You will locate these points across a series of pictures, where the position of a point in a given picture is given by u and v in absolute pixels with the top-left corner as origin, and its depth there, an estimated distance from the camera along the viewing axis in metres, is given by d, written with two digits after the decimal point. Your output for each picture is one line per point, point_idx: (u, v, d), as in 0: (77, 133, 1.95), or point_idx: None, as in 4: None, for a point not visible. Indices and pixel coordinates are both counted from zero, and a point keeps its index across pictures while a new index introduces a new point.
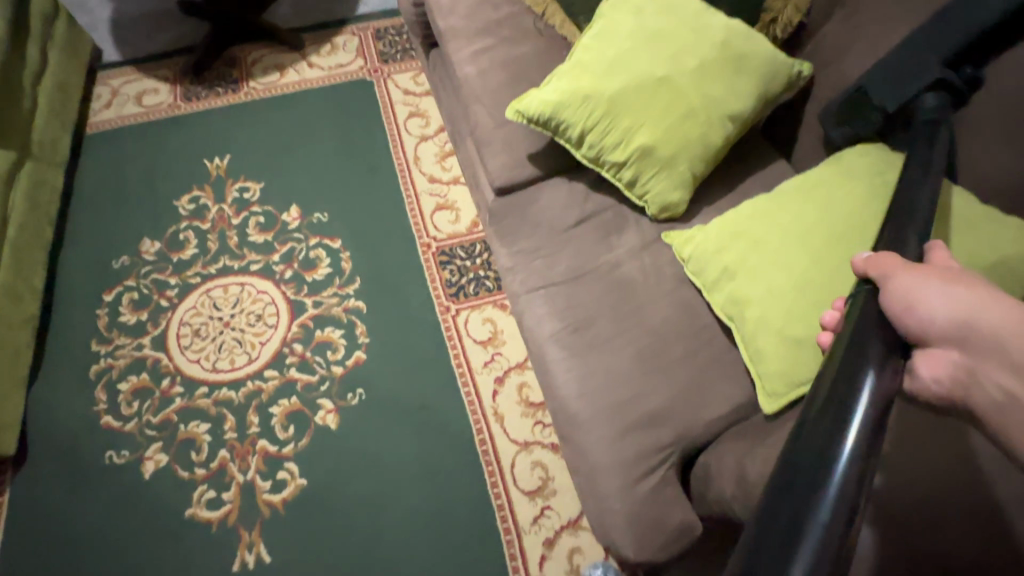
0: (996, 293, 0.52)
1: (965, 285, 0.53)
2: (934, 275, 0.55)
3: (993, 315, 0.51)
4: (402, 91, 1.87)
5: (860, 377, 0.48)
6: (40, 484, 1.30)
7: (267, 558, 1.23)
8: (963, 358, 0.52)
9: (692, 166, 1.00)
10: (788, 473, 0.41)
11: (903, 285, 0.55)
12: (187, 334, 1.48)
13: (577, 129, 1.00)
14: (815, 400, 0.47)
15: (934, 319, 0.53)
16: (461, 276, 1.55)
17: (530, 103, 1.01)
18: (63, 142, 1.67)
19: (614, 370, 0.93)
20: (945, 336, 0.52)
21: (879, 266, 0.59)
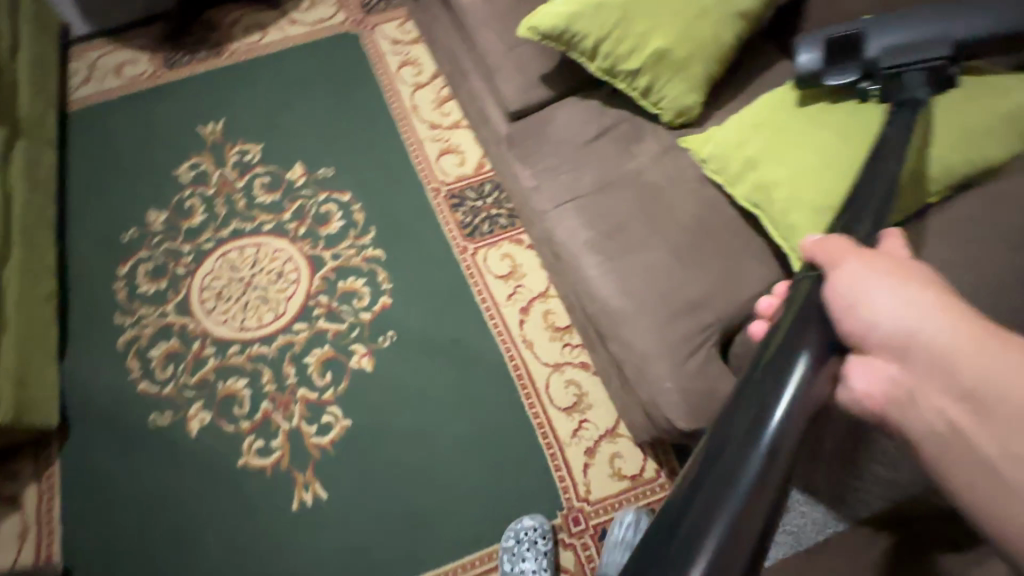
0: (949, 298, 0.46)
1: (915, 283, 0.48)
2: (883, 270, 0.50)
3: (940, 326, 0.45)
4: (390, 41, 1.85)
5: (791, 368, 0.44)
6: (89, 452, 1.32)
7: (324, 494, 1.28)
8: (906, 375, 0.46)
9: (705, 67, 1.03)
10: (705, 462, 0.38)
11: (846, 278, 0.50)
12: (210, 297, 1.48)
13: (592, 40, 1.02)
14: (734, 394, 0.43)
15: (879, 322, 0.46)
16: (475, 216, 1.57)
17: (542, 18, 1.02)
18: (50, 118, 1.62)
19: (649, 267, 0.97)
20: (884, 345, 0.47)
21: (826, 252, 0.54)
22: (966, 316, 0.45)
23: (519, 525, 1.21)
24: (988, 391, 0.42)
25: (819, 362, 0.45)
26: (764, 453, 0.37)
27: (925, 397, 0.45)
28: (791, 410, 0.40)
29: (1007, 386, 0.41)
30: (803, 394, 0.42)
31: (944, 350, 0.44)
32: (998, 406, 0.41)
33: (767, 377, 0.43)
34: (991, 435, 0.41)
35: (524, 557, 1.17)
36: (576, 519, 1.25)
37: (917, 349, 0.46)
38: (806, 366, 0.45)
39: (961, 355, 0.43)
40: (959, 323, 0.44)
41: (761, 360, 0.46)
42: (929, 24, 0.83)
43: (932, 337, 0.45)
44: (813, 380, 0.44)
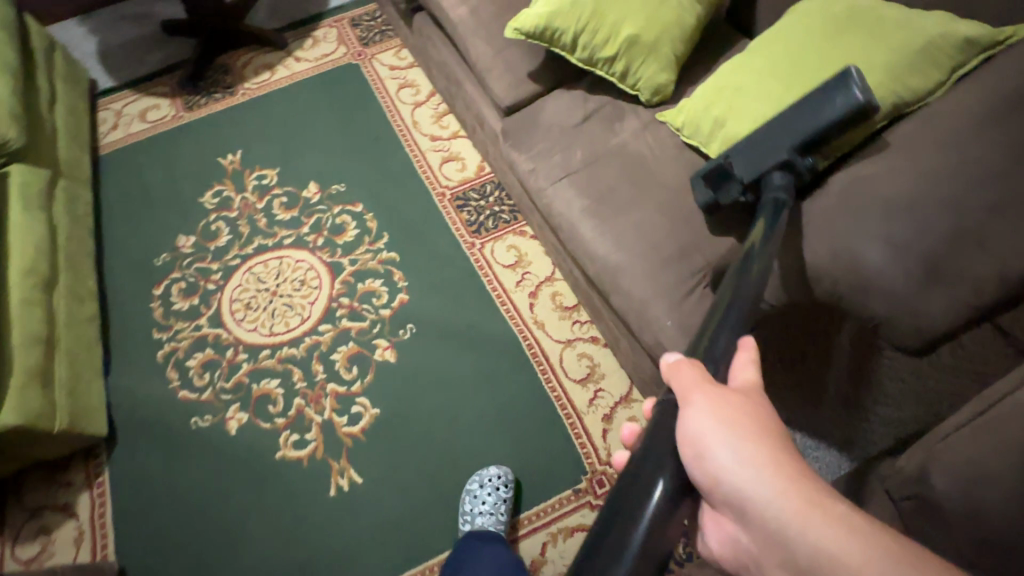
0: (780, 459, 0.50)
1: (751, 439, 0.51)
2: (726, 421, 0.52)
3: (771, 491, 0.49)
4: (388, 68, 2.01)
5: (651, 494, 0.48)
6: (136, 458, 1.40)
7: (358, 479, 1.34)
8: (748, 530, 0.51)
9: (673, 48, 1.15)
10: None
11: (696, 427, 0.52)
12: (239, 308, 1.59)
13: (570, 35, 1.16)
14: (583, 547, 0.47)
15: (723, 484, 0.50)
16: (479, 214, 1.68)
17: (524, 20, 1.17)
18: (84, 161, 1.77)
19: (641, 226, 1.07)
20: (729, 500, 0.51)
21: (681, 382, 0.56)
22: (791, 479, 0.49)
23: (485, 472, 1.30)
24: (805, 559, 0.47)
25: (668, 504, 0.49)
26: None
27: (762, 556, 0.50)
28: (636, 561, 0.45)
29: (820, 553, 0.46)
30: (656, 540, 0.46)
31: (774, 519, 0.48)
32: (812, 575, 0.47)
33: (620, 521, 0.47)
34: None
35: (484, 499, 1.24)
36: (600, 482, 1.31)
37: (752, 516, 0.50)
38: (660, 504, 0.48)
39: (785, 519, 0.48)
40: (785, 493, 0.49)
41: (614, 508, 0.48)
42: (776, 131, 0.89)
43: (763, 504, 0.49)
44: (666, 530, 0.47)
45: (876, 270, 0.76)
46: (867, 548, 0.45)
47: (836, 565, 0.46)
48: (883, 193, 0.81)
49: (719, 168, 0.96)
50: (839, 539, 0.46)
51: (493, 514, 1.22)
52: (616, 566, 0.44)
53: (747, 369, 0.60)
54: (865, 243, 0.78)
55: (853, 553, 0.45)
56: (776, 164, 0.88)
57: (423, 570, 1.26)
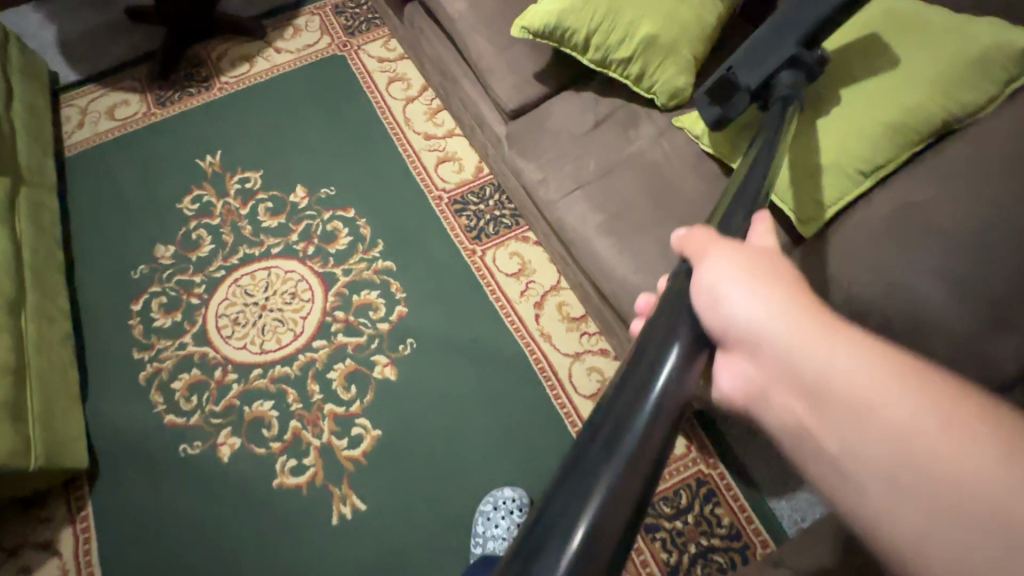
0: (804, 300, 0.40)
1: (770, 280, 0.41)
2: (740, 264, 0.42)
3: (796, 329, 0.38)
4: (376, 60, 1.89)
5: (662, 357, 0.36)
6: (121, 489, 1.32)
7: (362, 506, 1.28)
8: (762, 374, 0.39)
9: (693, 48, 1.08)
10: (540, 524, 0.28)
11: (707, 275, 0.42)
12: (226, 324, 1.49)
13: (582, 34, 1.07)
14: (583, 418, 0.33)
15: (732, 326, 0.39)
16: (479, 219, 1.60)
17: (532, 19, 1.08)
18: (48, 165, 1.63)
19: (662, 243, 1.01)
20: (743, 340, 0.39)
21: (693, 244, 0.46)
22: (817, 315, 0.39)
23: (501, 493, 1.25)
24: (830, 387, 0.36)
25: (684, 363, 0.36)
26: (611, 488, 0.29)
27: (775, 398, 0.39)
28: (654, 422, 0.32)
29: (854, 388, 0.35)
30: (673, 389, 0.34)
31: (798, 358, 0.38)
32: (836, 404, 0.36)
33: (626, 390, 0.33)
34: (841, 444, 0.35)
35: (497, 523, 1.20)
36: None
37: (771, 358, 0.39)
38: (675, 363, 0.36)
39: (810, 356, 0.37)
40: (803, 319, 0.39)
41: (620, 370, 0.36)
42: (776, 28, 0.83)
43: (785, 342, 0.38)
44: (683, 378, 0.35)
45: (937, 308, 0.73)
46: (903, 376, 0.35)
47: (864, 394, 0.35)
48: (938, 222, 0.78)
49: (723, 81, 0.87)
50: (879, 373, 0.35)
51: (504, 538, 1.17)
52: (625, 431, 0.31)
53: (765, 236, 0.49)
54: (923, 279, 0.75)
55: (896, 390, 0.35)
56: (783, 62, 0.82)
57: None
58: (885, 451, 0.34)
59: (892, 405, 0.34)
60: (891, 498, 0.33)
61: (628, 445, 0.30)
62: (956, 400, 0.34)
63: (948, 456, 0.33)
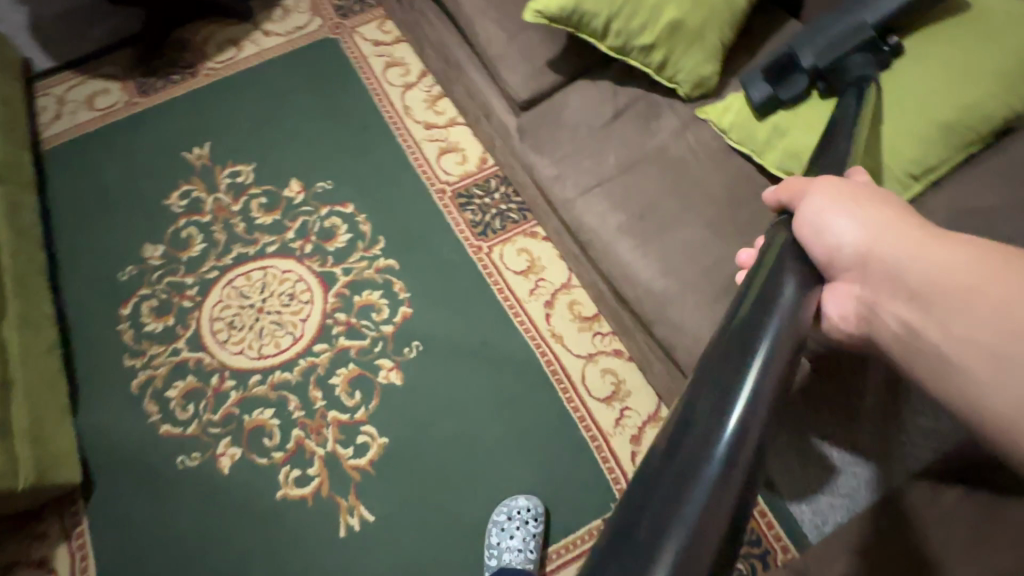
0: (901, 223, 0.55)
1: (870, 213, 0.57)
2: (843, 203, 0.58)
3: (890, 245, 0.55)
4: (371, 43, 1.78)
5: (768, 312, 0.47)
6: (118, 503, 1.26)
7: (370, 517, 1.24)
8: (862, 287, 0.57)
9: (720, 34, 1.00)
10: (679, 432, 0.38)
11: (813, 214, 0.59)
12: (222, 328, 1.42)
13: (601, 18, 0.99)
14: (708, 353, 0.44)
15: (842, 244, 0.56)
16: (484, 213, 1.53)
17: (548, 1, 0.99)
18: (25, 160, 1.53)
19: (689, 246, 0.95)
20: (848, 261, 0.56)
21: (792, 193, 0.64)
22: (910, 233, 0.54)
23: (514, 502, 1.21)
24: (922, 283, 0.51)
25: (798, 297, 0.51)
26: (739, 417, 0.38)
27: (880, 301, 0.56)
28: (762, 376, 0.42)
29: (940, 277, 0.50)
30: (781, 335, 0.45)
31: (897, 264, 0.54)
32: (932, 291, 0.51)
33: (739, 339, 0.44)
34: (930, 323, 0.51)
35: (512, 533, 1.16)
36: None
37: (873, 268, 0.56)
38: (794, 291, 0.51)
39: (903, 264, 0.53)
40: (905, 235, 0.54)
41: (749, 300, 0.50)
42: (847, 16, 0.89)
43: (885, 256, 0.55)
44: (804, 299, 0.52)
45: None
46: (993, 263, 0.48)
47: (956, 278, 0.49)
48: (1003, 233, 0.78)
49: (784, 60, 0.91)
50: (959, 262, 0.50)
51: (520, 549, 1.15)
52: (741, 385, 0.41)
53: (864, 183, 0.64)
54: None
55: (972, 270, 0.48)
56: (858, 45, 0.87)
57: None
58: (973, 320, 0.47)
59: (987, 283, 0.47)
60: (981, 357, 0.46)
61: (741, 394, 0.40)
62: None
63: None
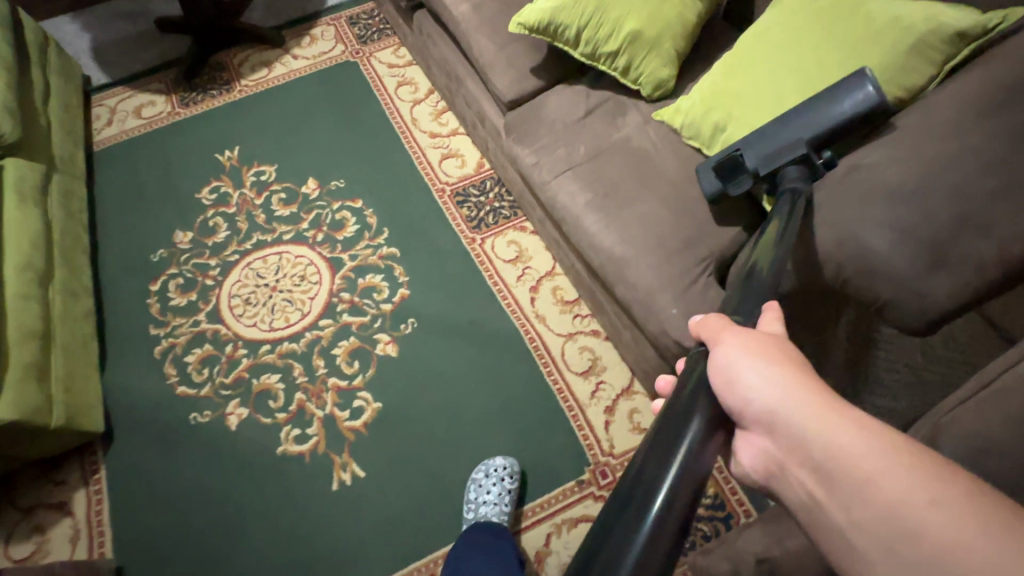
0: (811, 387, 0.49)
1: (780, 364, 0.51)
2: (753, 351, 0.52)
3: (801, 407, 0.48)
4: (386, 65, 2.02)
5: (674, 446, 0.45)
6: (133, 455, 1.38)
7: (361, 473, 1.34)
8: (775, 449, 0.49)
9: (674, 44, 1.18)
10: (590, 552, 0.38)
11: (723, 358, 0.52)
12: (238, 304, 1.58)
13: (573, 29, 1.18)
14: (625, 471, 0.44)
15: (749, 402, 0.49)
16: (479, 210, 1.69)
17: (529, 15, 1.19)
18: (78, 156, 1.75)
19: (645, 217, 1.09)
20: (758, 419, 0.49)
21: (708, 327, 0.58)
22: (823, 399, 0.48)
23: (491, 462, 1.31)
24: (831, 466, 0.45)
25: (699, 444, 0.46)
26: (639, 547, 0.38)
27: (790, 470, 0.48)
28: (673, 487, 0.41)
29: (851, 462, 0.45)
30: (688, 471, 0.43)
31: (806, 434, 0.47)
32: (841, 478, 0.45)
33: (641, 474, 0.42)
34: (840, 508, 0.45)
35: (488, 489, 1.25)
36: (604, 473, 1.32)
37: (784, 432, 0.48)
38: (693, 437, 0.46)
39: (814, 435, 0.47)
40: (814, 403, 0.48)
41: (650, 435, 0.47)
42: (788, 128, 0.93)
43: (794, 419, 0.48)
44: (701, 454, 0.45)
45: (883, 255, 0.82)
46: (898, 457, 0.44)
47: (866, 467, 0.44)
48: (885, 178, 0.86)
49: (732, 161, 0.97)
50: (869, 447, 0.45)
51: (497, 503, 1.23)
52: (641, 529, 0.38)
53: (772, 325, 0.59)
54: (871, 231, 0.84)
55: (886, 465, 0.44)
56: (793, 158, 0.91)
57: (428, 563, 1.25)
58: (882, 524, 0.43)
59: (893, 480, 0.43)
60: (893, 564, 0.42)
61: (655, 501, 0.40)
62: (956, 486, 0.43)
63: (938, 530, 0.41)
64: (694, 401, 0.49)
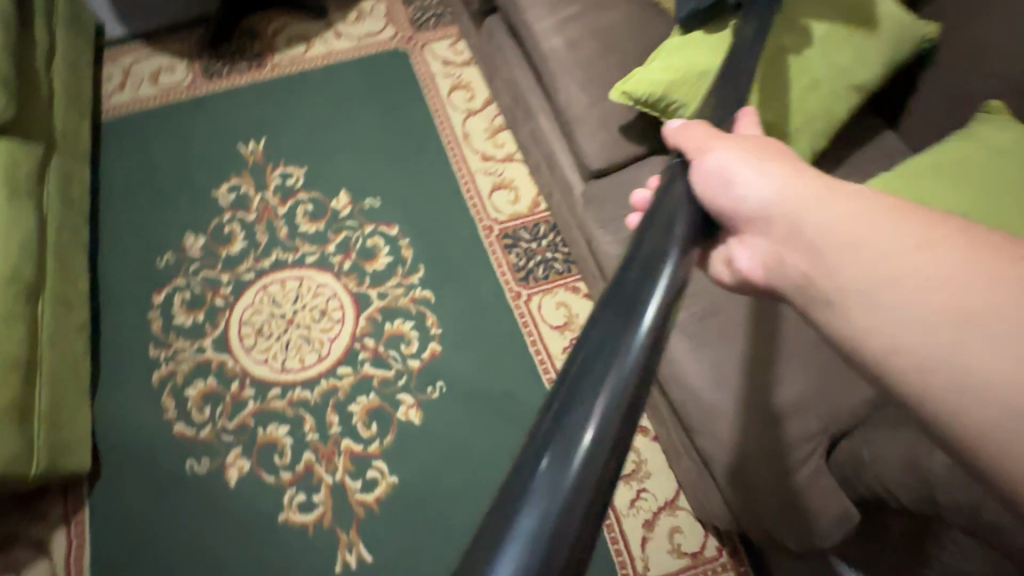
0: (792, 176, 0.55)
1: (764, 164, 0.56)
2: (736, 150, 0.57)
3: (787, 193, 0.54)
4: (441, 62, 1.76)
5: (665, 238, 0.46)
6: (121, 497, 1.25)
7: (368, 557, 1.22)
8: (766, 243, 0.55)
9: (811, 144, 1.03)
10: (579, 374, 0.36)
11: (710, 159, 0.55)
12: (249, 334, 1.41)
13: (686, 110, 1.01)
14: (618, 267, 0.43)
15: (743, 199, 0.54)
16: (529, 259, 1.49)
17: (637, 83, 1.01)
18: (83, 130, 1.52)
19: (747, 356, 0.94)
20: (751, 212, 0.55)
21: (689, 135, 0.59)
22: (804, 183, 0.54)
23: None
24: (820, 238, 0.51)
25: (688, 236, 0.49)
26: (639, 337, 0.38)
27: (779, 253, 0.54)
28: (667, 286, 0.42)
29: (836, 226, 0.50)
30: (679, 264, 0.45)
31: (791, 213, 0.53)
32: (826, 246, 0.50)
33: (645, 253, 0.44)
34: (821, 272, 0.50)
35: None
36: None
37: (773, 219, 0.54)
38: (678, 238, 0.48)
39: (802, 215, 0.52)
40: (802, 188, 0.54)
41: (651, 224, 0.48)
42: None
43: (782, 205, 0.54)
44: (688, 244, 0.49)
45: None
46: (880, 213, 0.49)
47: (850, 230, 0.49)
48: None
49: None
50: (848, 211, 0.50)
51: None
52: (638, 317, 0.39)
53: None
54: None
55: (865, 221, 0.49)
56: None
57: None
58: (868, 276, 0.47)
59: (869, 234, 0.48)
60: (874, 310, 0.46)
61: (645, 317, 0.39)
62: (939, 228, 0.46)
63: (925, 266, 0.44)
64: (681, 192, 0.53)
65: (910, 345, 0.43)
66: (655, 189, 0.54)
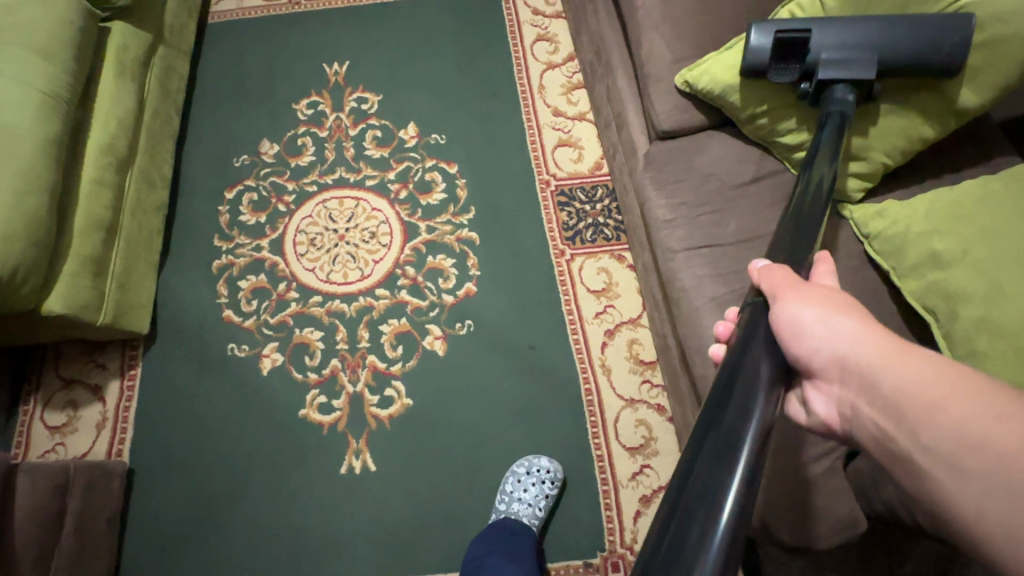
0: (869, 327, 0.55)
1: (839, 312, 0.57)
2: (814, 300, 0.59)
3: (865, 345, 0.54)
4: (531, 11, 1.73)
5: (753, 389, 0.53)
6: (168, 365, 1.38)
7: (372, 467, 1.28)
8: (845, 392, 0.55)
9: (888, 155, 0.97)
10: (668, 564, 0.41)
11: (786, 311, 0.59)
12: (303, 243, 1.49)
13: (749, 110, 1.00)
14: (705, 419, 0.51)
15: (816, 349, 0.56)
16: (579, 220, 1.48)
17: (702, 76, 1.01)
18: (189, 28, 1.62)
19: None
20: (827, 365, 0.56)
21: (770, 281, 0.64)
22: (879, 337, 0.54)
23: (536, 460, 1.25)
24: (896, 399, 0.50)
25: (770, 384, 0.54)
26: (735, 492, 0.45)
27: (860, 409, 0.54)
28: (757, 441, 0.49)
29: (911, 387, 0.49)
30: (763, 419, 0.51)
31: (867, 368, 0.53)
32: (902, 406, 0.49)
33: (732, 407, 0.51)
34: (901, 433, 0.49)
35: (525, 487, 1.20)
36: (615, 565, 1.21)
37: (851, 372, 0.54)
38: (764, 390, 0.54)
39: (878, 369, 0.52)
40: (876, 342, 0.54)
41: (734, 376, 0.55)
42: (870, 42, 0.88)
43: (858, 356, 0.54)
44: (771, 403, 0.53)
45: None
46: (956, 378, 0.48)
47: (925, 392, 0.48)
48: None
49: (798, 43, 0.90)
50: (924, 371, 0.50)
51: (530, 505, 1.19)
52: (732, 479, 0.46)
53: (826, 278, 0.68)
54: None
55: (939, 386, 0.48)
56: (855, 79, 0.88)
57: None
58: (946, 440, 0.46)
59: (945, 397, 0.47)
60: (957, 477, 0.44)
61: (723, 509, 0.44)
62: (1014, 401, 0.45)
63: (1006, 435, 0.43)
64: (760, 342, 0.58)
65: (999, 516, 0.41)
66: (738, 338, 0.60)
